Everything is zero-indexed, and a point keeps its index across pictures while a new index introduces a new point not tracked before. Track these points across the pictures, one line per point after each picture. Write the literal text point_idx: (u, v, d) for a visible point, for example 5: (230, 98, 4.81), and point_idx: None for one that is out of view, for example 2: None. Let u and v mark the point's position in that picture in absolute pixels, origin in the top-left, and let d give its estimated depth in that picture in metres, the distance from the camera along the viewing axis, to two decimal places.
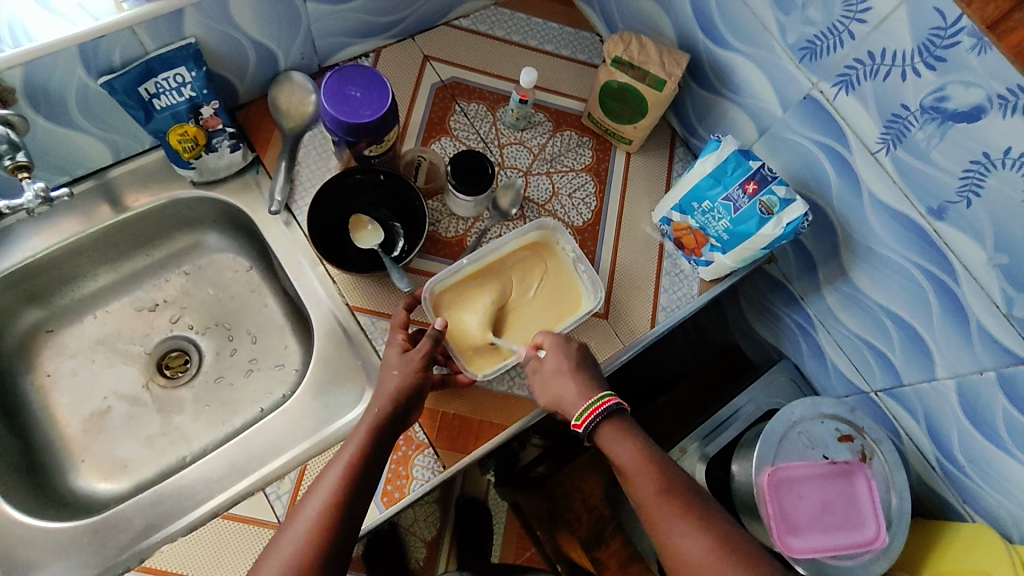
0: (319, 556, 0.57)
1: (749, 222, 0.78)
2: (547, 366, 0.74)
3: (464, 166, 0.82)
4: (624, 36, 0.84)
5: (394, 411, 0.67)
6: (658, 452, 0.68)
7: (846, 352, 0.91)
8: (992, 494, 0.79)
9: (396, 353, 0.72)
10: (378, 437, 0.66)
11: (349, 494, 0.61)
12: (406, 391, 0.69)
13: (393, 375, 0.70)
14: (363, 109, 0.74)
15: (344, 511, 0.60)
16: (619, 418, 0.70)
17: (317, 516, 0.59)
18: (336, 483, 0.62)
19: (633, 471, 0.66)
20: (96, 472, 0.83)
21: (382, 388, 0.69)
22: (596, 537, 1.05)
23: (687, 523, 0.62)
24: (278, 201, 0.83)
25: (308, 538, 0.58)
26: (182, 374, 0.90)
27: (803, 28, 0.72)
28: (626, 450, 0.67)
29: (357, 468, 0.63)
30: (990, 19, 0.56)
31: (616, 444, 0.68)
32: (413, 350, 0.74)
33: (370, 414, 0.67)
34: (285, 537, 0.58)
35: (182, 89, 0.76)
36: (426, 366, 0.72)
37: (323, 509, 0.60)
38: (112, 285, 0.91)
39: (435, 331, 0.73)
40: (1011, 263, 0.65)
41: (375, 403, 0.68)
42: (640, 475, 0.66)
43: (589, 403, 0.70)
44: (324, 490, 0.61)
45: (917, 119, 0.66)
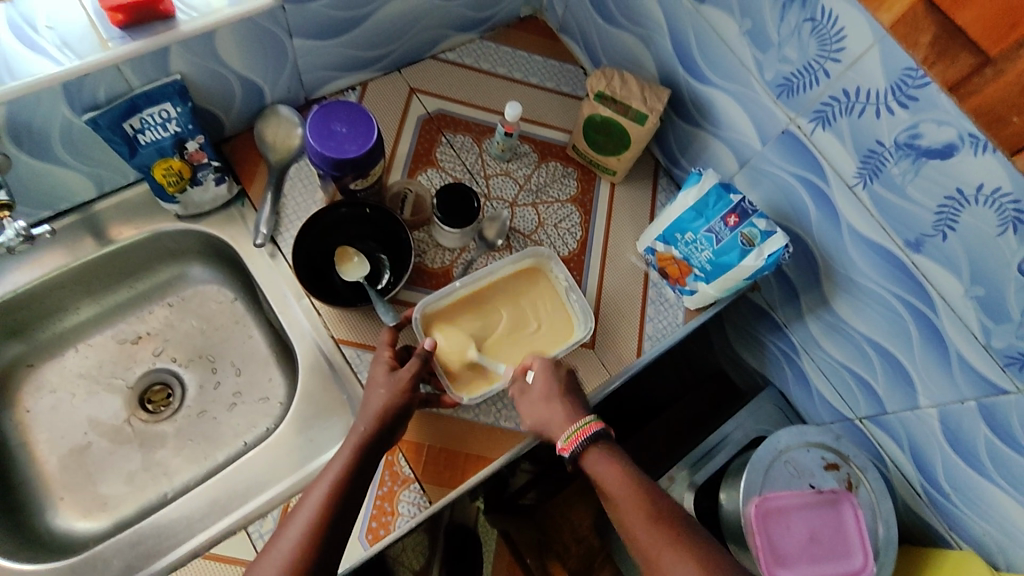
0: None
1: (732, 253, 0.79)
2: (532, 392, 0.75)
3: (450, 199, 0.83)
4: (607, 71, 0.85)
5: (380, 430, 0.68)
6: (646, 479, 0.68)
7: (830, 379, 0.92)
8: (977, 522, 0.80)
9: (383, 371, 0.72)
10: (364, 458, 0.67)
11: (331, 517, 0.62)
12: (393, 410, 0.69)
13: (379, 393, 0.70)
14: (349, 144, 0.74)
15: (325, 537, 0.60)
16: (606, 443, 0.70)
17: (298, 536, 0.60)
18: (321, 502, 0.62)
19: (617, 495, 0.66)
20: (76, 510, 0.82)
21: (368, 407, 0.70)
22: (587, 568, 1.07)
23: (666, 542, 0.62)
24: (263, 234, 0.83)
25: (287, 560, 0.58)
26: (164, 408, 0.89)
27: (779, 65, 0.74)
28: (610, 472, 0.67)
29: (341, 490, 0.64)
30: (951, 81, 0.59)
31: (602, 468, 0.68)
32: (400, 368, 0.74)
33: (357, 432, 0.68)
34: (267, 557, 0.59)
35: (167, 124, 0.76)
36: (413, 386, 0.72)
37: (304, 530, 0.60)
38: (94, 318, 0.90)
39: (424, 351, 0.74)
40: (987, 295, 0.66)
41: (360, 422, 0.68)
42: (623, 498, 0.65)
43: (577, 425, 0.70)
44: (308, 510, 0.62)
45: (893, 155, 0.68)
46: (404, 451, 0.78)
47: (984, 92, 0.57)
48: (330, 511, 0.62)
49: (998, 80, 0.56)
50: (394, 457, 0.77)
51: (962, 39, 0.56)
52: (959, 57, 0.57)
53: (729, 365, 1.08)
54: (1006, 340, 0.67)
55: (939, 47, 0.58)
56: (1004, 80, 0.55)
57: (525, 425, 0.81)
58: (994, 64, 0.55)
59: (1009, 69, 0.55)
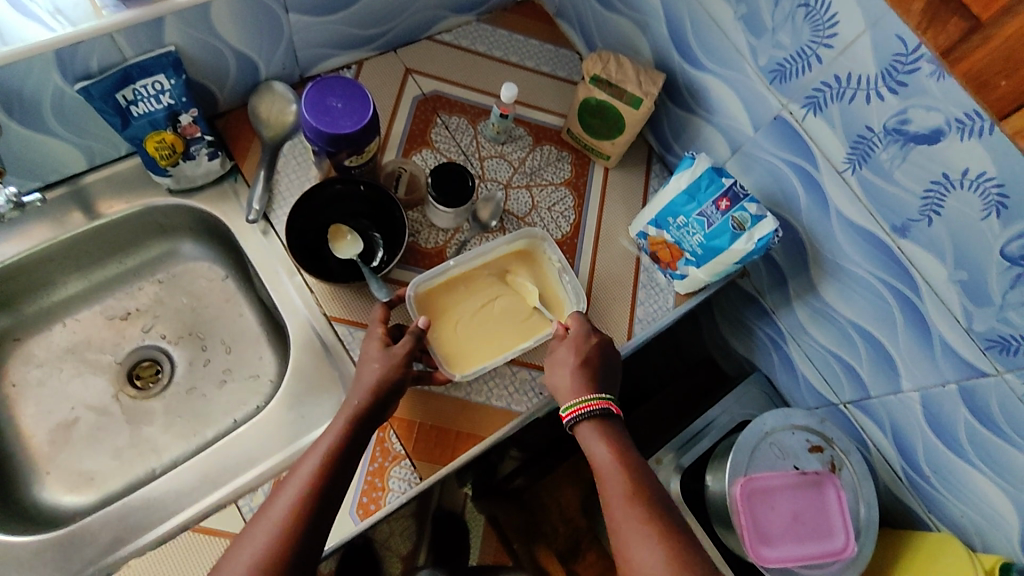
0: (287, 548, 0.57)
1: (722, 237, 0.80)
2: (558, 355, 0.76)
3: (444, 178, 0.83)
4: (603, 54, 0.86)
5: (373, 403, 0.68)
6: (637, 461, 0.67)
7: (816, 364, 0.94)
8: (956, 504, 0.82)
9: (376, 347, 0.72)
10: (357, 430, 0.67)
11: (324, 485, 0.62)
12: (388, 385, 0.70)
13: (373, 368, 0.71)
14: (344, 120, 0.74)
15: (317, 505, 0.60)
16: (604, 422, 0.70)
17: (288, 505, 0.59)
18: (315, 471, 0.62)
19: (606, 476, 0.66)
20: (62, 485, 0.81)
21: (361, 382, 0.70)
22: (572, 551, 1.10)
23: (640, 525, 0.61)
24: (256, 209, 0.83)
25: (277, 529, 0.57)
26: (153, 385, 0.89)
27: (773, 51, 0.75)
28: (603, 451, 0.67)
29: (335, 459, 0.64)
30: (943, 47, 0.59)
31: (593, 444, 0.68)
32: (394, 345, 0.74)
33: (350, 405, 0.68)
34: (256, 527, 0.59)
35: (161, 97, 0.76)
36: (408, 362, 0.72)
37: (296, 498, 0.60)
38: (82, 293, 0.89)
39: (419, 329, 0.74)
40: (970, 279, 0.68)
41: (353, 396, 0.68)
42: (611, 477, 0.65)
43: (586, 397, 0.71)
44: (299, 479, 0.61)
45: (881, 140, 0.69)
46: (396, 428, 0.79)
47: (972, 58, 0.57)
48: (323, 480, 0.62)
49: (986, 45, 0.55)
50: (386, 434, 0.77)
51: (955, 3, 0.56)
52: (950, 22, 0.57)
53: (717, 353, 1.08)
54: (987, 323, 0.69)
55: (931, 12, 0.58)
56: (991, 45, 0.55)
57: (516, 405, 0.82)
58: (984, 30, 0.55)
59: (996, 34, 0.54)
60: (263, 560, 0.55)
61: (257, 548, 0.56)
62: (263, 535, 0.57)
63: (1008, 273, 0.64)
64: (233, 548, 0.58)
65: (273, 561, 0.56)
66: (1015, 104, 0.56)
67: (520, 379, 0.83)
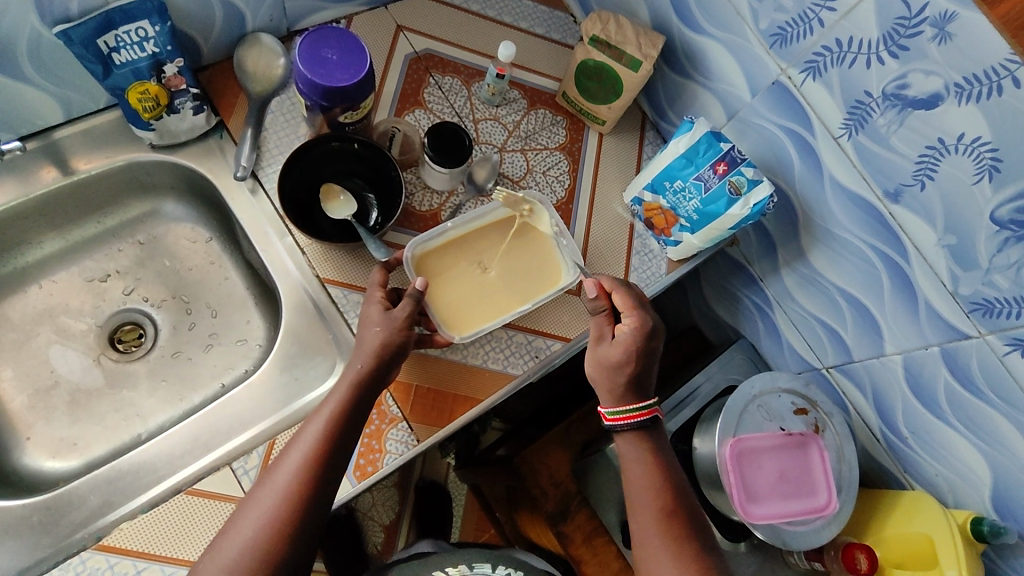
0: (294, 515, 0.60)
1: (718, 202, 0.80)
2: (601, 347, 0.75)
3: (441, 138, 0.81)
4: (602, 14, 0.84)
5: (377, 367, 0.68)
6: (671, 477, 0.71)
7: (801, 331, 0.96)
8: (931, 463, 0.86)
9: (378, 310, 0.71)
10: (360, 395, 0.67)
11: (328, 452, 0.64)
12: (391, 347, 0.69)
13: (375, 331, 0.69)
14: (340, 73, 0.72)
15: (321, 475, 0.62)
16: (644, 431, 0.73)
17: (293, 472, 0.62)
18: (318, 439, 0.64)
19: (638, 489, 0.71)
20: (44, 451, 0.78)
21: (364, 344, 0.69)
22: (562, 512, 1.02)
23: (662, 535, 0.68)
24: (244, 166, 0.80)
25: (282, 496, 0.60)
26: (136, 348, 0.86)
27: (775, 14, 0.75)
28: (638, 468, 0.71)
29: (338, 425, 0.65)
30: None
31: (632, 461, 0.72)
32: (394, 309, 0.72)
33: (353, 369, 0.67)
34: (262, 491, 0.61)
35: (144, 44, 0.71)
36: (410, 325, 0.71)
37: (300, 465, 0.62)
38: (59, 253, 0.86)
39: (417, 291, 0.72)
40: (958, 244, 0.70)
41: (356, 359, 0.68)
42: (639, 487, 0.70)
43: (631, 408, 0.72)
44: (304, 445, 0.63)
45: (879, 105, 0.70)
46: (392, 391, 0.78)
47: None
48: (327, 448, 0.63)
49: None
50: (382, 397, 0.76)
51: None
52: None
53: (701, 320, 1.13)
54: (973, 287, 0.71)
55: None
56: None
57: (513, 367, 0.82)
58: None
59: None
60: (269, 526, 0.59)
61: (263, 513, 0.59)
62: (269, 501, 0.60)
63: (997, 236, 0.66)
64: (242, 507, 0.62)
65: (280, 527, 0.59)
66: None
67: (517, 342, 0.83)
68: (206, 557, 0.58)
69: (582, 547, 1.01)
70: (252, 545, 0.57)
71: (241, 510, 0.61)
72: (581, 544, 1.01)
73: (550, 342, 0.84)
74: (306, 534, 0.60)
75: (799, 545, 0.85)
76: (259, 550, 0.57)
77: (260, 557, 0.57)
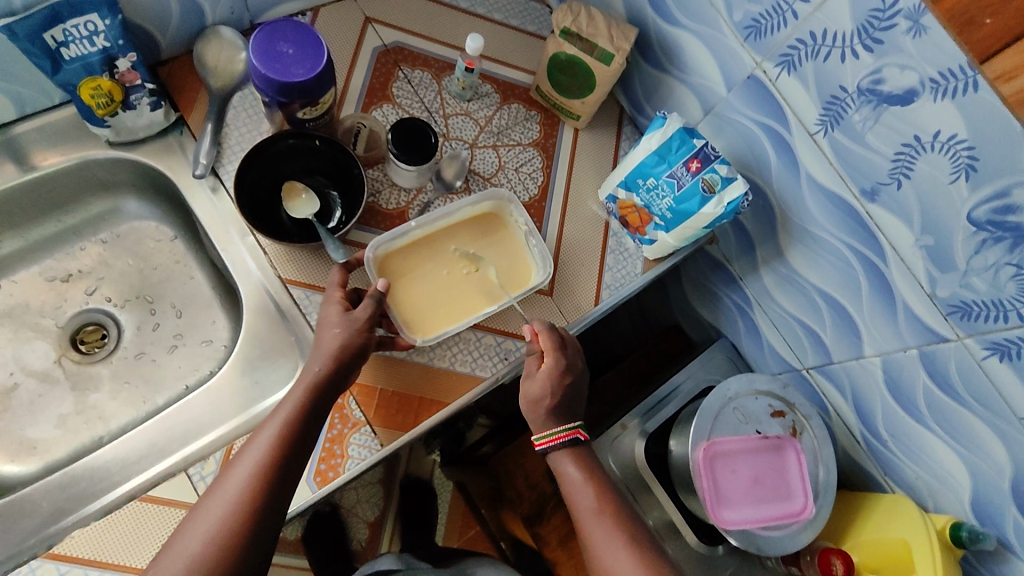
0: (246, 525, 0.58)
1: (692, 200, 0.78)
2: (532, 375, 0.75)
3: (405, 135, 0.79)
4: (573, 6, 0.82)
5: (336, 371, 0.66)
6: (602, 476, 0.73)
7: (781, 331, 0.94)
8: (911, 467, 0.84)
9: (337, 311, 0.69)
10: (317, 399, 0.65)
11: (283, 459, 0.62)
12: (349, 350, 0.67)
13: (334, 332, 0.68)
14: (296, 68, 0.69)
15: (275, 483, 0.60)
16: (577, 448, 0.73)
17: (246, 481, 0.60)
18: (271, 447, 0.62)
19: (576, 490, 0.71)
20: (2, 454, 0.77)
21: (321, 346, 0.67)
22: (537, 514, 1.04)
23: (612, 537, 0.68)
24: (202, 164, 0.77)
25: (234, 507, 0.58)
26: (98, 349, 0.85)
27: (748, 6, 0.72)
28: (572, 469, 0.72)
29: (293, 431, 0.63)
30: None
31: (563, 464, 0.73)
32: (354, 309, 0.71)
33: (311, 373, 0.65)
34: (212, 500, 0.59)
35: (94, 38, 0.69)
36: (370, 326, 0.70)
37: (254, 473, 0.60)
38: (19, 253, 0.84)
39: (378, 292, 0.71)
40: (936, 245, 0.68)
41: (314, 362, 0.66)
42: (581, 490, 0.71)
43: (557, 429, 0.73)
44: (258, 451, 0.61)
45: (854, 101, 0.68)
46: (355, 394, 0.76)
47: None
48: (282, 455, 0.62)
49: None
50: (345, 401, 0.75)
51: None
52: None
53: (684, 320, 1.08)
54: (950, 289, 0.69)
55: None
56: None
57: (481, 370, 0.80)
58: None
59: None
60: (220, 537, 0.56)
61: (214, 525, 0.57)
62: (220, 511, 0.58)
63: (974, 237, 0.64)
64: (191, 517, 0.59)
65: (231, 537, 0.57)
66: (1002, 43, 0.54)
67: (485, 344, 0.81)
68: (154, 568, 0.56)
69: (558, 550, 1.03)
70: (200, 558, 0.55)
71: (190, 522, 0.58)
72: (557, 546, 1.03)
73: (519, 343, 0.82)
74: (258, 545, 0.58)
75: (772, 550, 0.83)
76: (207, 562, 0.55)
77: (208, 570, 0.55)
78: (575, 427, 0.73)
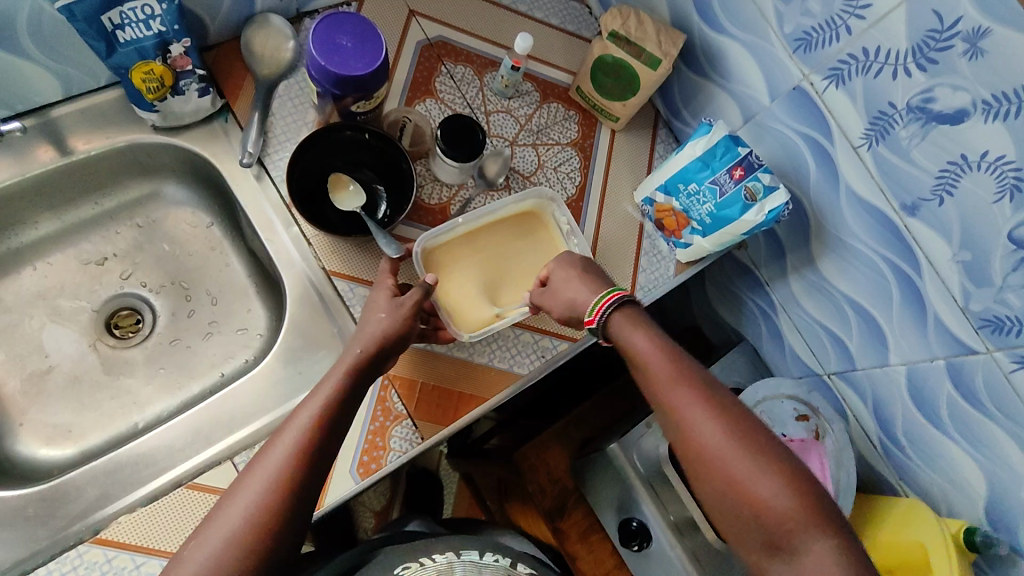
0: (287, 504, 0.55)
1: (733, 207, 0.79)
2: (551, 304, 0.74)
3: (454, 130, 0.79)
4: (623, 10, 0.83)
5: (376, 355, 0.65)
6: (670, 342, 0.67)
7: (805, 336, 0.96)
8: (927, 472, 0.86)
9: (385, 297, 0.70)
10: (356, 382, 0.64)
11: (320, 439, 0.59)
12: (399, 344, 0.68)
13: (380, 318, 0.68)
14: (355, 61, 0.69)
15: (314, 462, 0.57)
16: (629, 309, 0.70)
17: (283, 460, 0.56)
18: (310, 426, 0.59)
19: (643, 362, 0.66)
20: (37, 438, 0.77)
21: (366, 331, 0.67)
22: (559, 508, 1.05)
23: (696, 408, 0.62)
24: (250, 153, 0.77)
25: (276, 485, 0.55)
26: (132, 335, 0.84)
27: (801, 19, 0.74)
28: (636, 342, 0.67)
29: (331, 412, 0.60)
30: None
31: (624, 334, 0.68)
32: (403, 296, 0.71)
33: (352, 354, 0.65)
34: (247, 479, 0.55)
35: (151, 22, 0.68)
36: (416, 313, 0.70)
37: (291, 453, 0.57)
38: (54, 235, 0.83)
39: (428, 284, 0.71)
40: (973, 260, 0.70)
41: (356, 345, 0.65)
42: (657, 362, 0.65)
43: (597, 300, 0.70)
44: (295, 429, 0.58)
45: (902, 118, 0.69)
46: (396, 387, 0.77)
47: None
48: (317, 437, 0.59)
49: None
50: (387, 393, 0.75)
51: None
52: None
53: (704, 323, 1.13)
54: (984, 303, 0.71)
55: None
56: None
57: (518, 367, 0.81)
58: None
59: None
60: (254, 519, 0.53)
61: (252, 501, 0.54)
62: (258, 490, 0.54)
63: (1013, 255, 0.66)
64: (226, 496, 0.55)
65: (268, 516, 0.54)
66: None
67: (523, 341, 0.82)
68: (189, 546, 0.52)
69: (578, 543, 1.04)
70: (241, 534, 0.52)
71: (223, 504, 0.55)
72: (577, 539, 1.04)
73: (557, 342, 0.83)
74: (297, 521, 0.55)
75: None
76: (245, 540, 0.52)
77: (247, 548, 0.52)
78: (618, 288, 0.70)
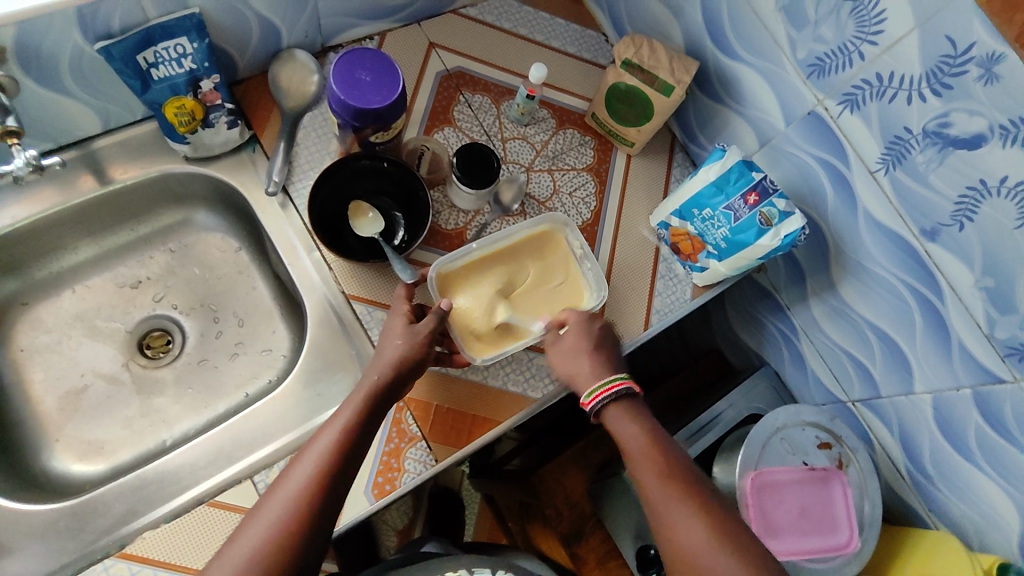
0: (304, 528, 0.56)
1: (748, 232, 0.79)
2: (564, 344, 0.75)
3: (470, 158, 0.81)
4: (635, 39, 0.84)
5: (394, 380, 0.67)
6: (664, 437, 0.68)
7: (828, 362, 0.94)
8: (958, 506, 0.82)
9: (402, 324, 0.71)
10: (373, 407, 0.65)
11: (338, 468, 0.60)
12: (412, 367, 0.69)
13: (397, 344, 0.69)
14: (373, 95, 0.72)
15: (333, 486, 0.59)
16: (629, 402, 0.70)
17: (303, 485, 0.58)
18: (330, 449, 0.61)
19: (636, 453, 0.66)
20: (71, 453, 0.80)
21: (383, 357, 0.69)
22: (576, 534, 1.02)
23: (682, 506, 0.61)
24: (275, 182, 0.81)
25: (295, 509, 0.56)
26: (163, 355, 0.88)
27: (813, 45, 0.74)
28: (632, 434, 0.67)
29: (350, 438, 0.62)
30: None
31: (621, 425, 0.68)
32: (418, 323, 0.73)
33: (371, 380, 0.66)
34: (269, 502, 0.57)
35: (182, 60, 0.73)
36: (431, 342, 0.71)
37: (311, 477, 0.58)
38: (93, 259, 0.88)
39: (442, 309, 0.73)
40: (997, 287, 0.68)
41: (374, 371, 0.67)
42: (644, 458, 0.65)
43: (601, 382, 0.70)
44: (316, 454, 0.60)
45: (919, 142, 0.69)
46: (412, 409, 0.78)
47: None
48: (337, 464, 0.60)
49: None
50: (402, 415, 0.77)
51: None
52: None
53: (726, 345, 1.11)
54: (1010, 331, 0.69)
55: None
56: None
57: (532, 391, 0.82)
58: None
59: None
60: (273, 546, 0.54)
61: (272, 523, 0.55)
62: (278, 514, 0.56)
63: None
64: (249, 516, 0.57)
65: (287, 540, 0.55)
66: None
67: (536, 365, 0.83)
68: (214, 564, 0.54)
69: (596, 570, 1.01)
70: (259, 553, 0.54)
71: (242, 528, 0.56)
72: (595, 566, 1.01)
73: None
74: (315, 543, 0.56)
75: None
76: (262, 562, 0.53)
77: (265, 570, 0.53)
78: (625, 377, 0.71)
